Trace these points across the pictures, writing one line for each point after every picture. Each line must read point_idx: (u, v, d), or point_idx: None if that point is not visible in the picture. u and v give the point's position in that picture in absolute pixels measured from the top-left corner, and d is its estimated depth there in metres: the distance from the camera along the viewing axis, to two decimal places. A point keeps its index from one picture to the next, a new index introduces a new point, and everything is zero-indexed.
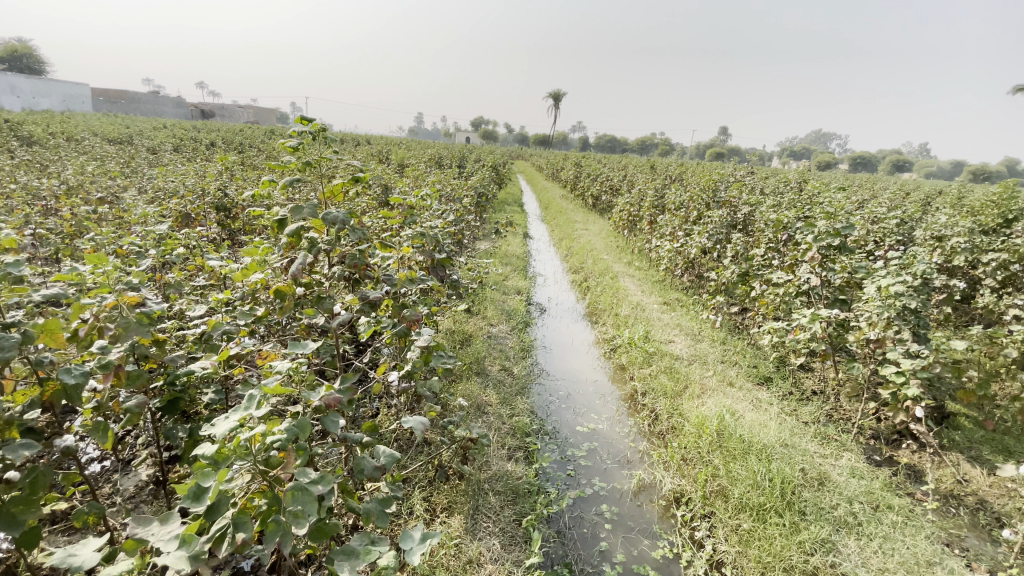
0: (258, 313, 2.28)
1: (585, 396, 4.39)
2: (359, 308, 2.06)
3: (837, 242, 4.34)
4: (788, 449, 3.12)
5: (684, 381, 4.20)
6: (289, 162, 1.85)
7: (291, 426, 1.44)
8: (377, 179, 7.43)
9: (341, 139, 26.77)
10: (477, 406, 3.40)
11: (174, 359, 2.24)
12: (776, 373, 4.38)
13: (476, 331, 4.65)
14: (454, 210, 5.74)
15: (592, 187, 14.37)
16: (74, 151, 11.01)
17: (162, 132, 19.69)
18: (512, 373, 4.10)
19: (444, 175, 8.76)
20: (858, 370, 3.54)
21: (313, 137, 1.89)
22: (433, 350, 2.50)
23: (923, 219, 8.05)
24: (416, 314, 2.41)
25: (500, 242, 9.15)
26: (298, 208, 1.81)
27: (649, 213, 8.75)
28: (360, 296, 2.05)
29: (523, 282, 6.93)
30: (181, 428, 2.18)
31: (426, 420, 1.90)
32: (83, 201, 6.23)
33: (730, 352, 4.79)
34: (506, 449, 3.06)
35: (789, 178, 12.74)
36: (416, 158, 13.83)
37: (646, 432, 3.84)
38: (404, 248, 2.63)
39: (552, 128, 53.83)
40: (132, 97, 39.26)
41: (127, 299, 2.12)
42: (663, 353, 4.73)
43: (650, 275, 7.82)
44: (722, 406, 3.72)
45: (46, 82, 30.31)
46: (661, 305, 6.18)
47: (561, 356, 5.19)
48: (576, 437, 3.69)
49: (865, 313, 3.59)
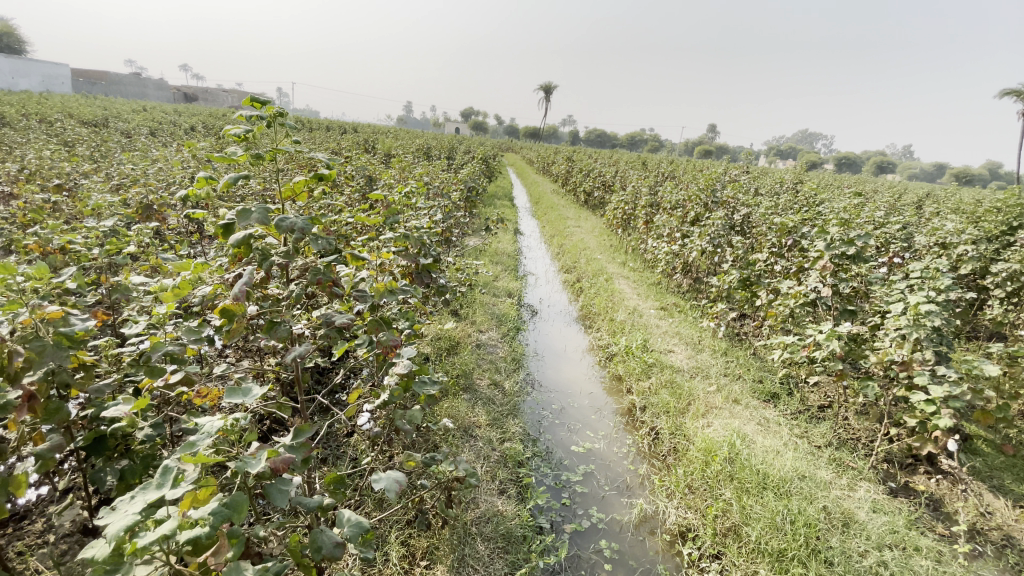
0: (207, 334, 1.94)
1: (581, 410, 4.09)
2: (327, 332, 1.72)
3: (852, 251, 4.07)
4: (806, 483, 2.85)
5: (687, 397, 3.92)
6: (236, 155, 1.48)
7: (221, 506, 1.10)
8: (361, 170, 7.03)
9: (327, 127, 26.11)
10: (464, 430, 3.07)
11: (104, 388, 1.87)
12: (783, 390, 4.12)
13: (464, 340, 4.31)
14: (443, 207, 5.38)
15: (584, 183, 14.05)
16: (43, 133, 10.36)
17: (140, 114, 18.95)
18: (504, 388, 3.76)
19: (433, 168, 8.36)
20: (877, 392, 3.29)
21: (266, 124, 1.51)
22: (414, 375, 2.18)
23: (922, 224, 7.83)
24: (394, 338, 2.07)
25: (489, 239, 8.80)
26: (245, 212, 1.45)
27: (644, 211, 8.45)
28: (327, 319, 1.70)
29: (513, 283, 6.58)
30: (111, 471, 1.82)
31: (402, 475, 1.51)
32: (39, 187, 5.71)
33: (733, 364, 4.51)
34: (497, 482, 2.73)
35: (784, 179, 12.55)
36: (405, 149, 13.34)
37: (646, 454, 3.56)
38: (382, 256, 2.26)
39: (542, 120, 53.27)
40: (110, 77, 37.85)
41: (48, 315, 1.73)
42: (663, 364, 4.45)
43: (645, 276, 7.53)
44: (730, 428, 3.44)
45: (18, 58, 28.97)
46: (659, 310, 5.89)
47: (554, 364, 4.88)
48: (572, 459, 3.38)
49: (888, 332, 3.33)
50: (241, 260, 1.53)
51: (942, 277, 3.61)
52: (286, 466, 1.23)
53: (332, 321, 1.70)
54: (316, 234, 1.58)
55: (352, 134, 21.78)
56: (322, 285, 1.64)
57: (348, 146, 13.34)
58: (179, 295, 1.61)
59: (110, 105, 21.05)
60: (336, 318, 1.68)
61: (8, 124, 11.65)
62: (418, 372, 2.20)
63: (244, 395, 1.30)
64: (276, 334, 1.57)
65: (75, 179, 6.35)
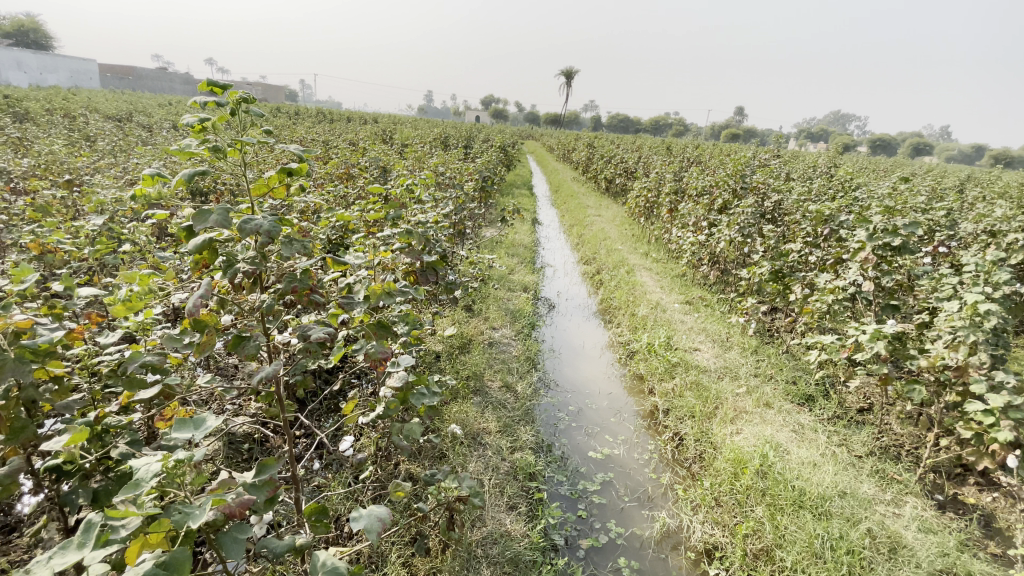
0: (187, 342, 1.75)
1: (599, 412, 3.86)
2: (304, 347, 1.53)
3: (897, 242, 3.71)
4: (847, 501, 2.59)
5: (713, 400, 3.66)
6: (195, 149, 1.30)
7: (157, 569, 0.94)
8: (373, 161, 6.86)
9: (345, 118, 26.21)
10: (473, 437, 2.89)
11: (76, 402, 1.75)
12: (818, 392, 3.82)
13: (476, 338, 4.12)
14: (454, 198, 5.17)
15: (605, 170, 13.65)
16: (67, 128, 10.55)
17: (164, 109, 19.23)
18: (517, 390, 3.56)
19: (449, 157, 8.16)
20: (925, 398, 2.98)
21: (228, 112, 1.32)
22: (411, 386, 2.00)
23: (969, 209, 7.28)
24: (386, 350, 1.87)
25: (506, 230, 8.57)
26: (202, 214, 1.26)
27: (668, 199, 8.08)
28: (303, 332, 1.51)
29: (530, 276, 6.36)
30: (83, 492, 1.67)
31: (386, 512, 1.33)
32: (53, 182, 5.71)
33: (764, 363, 4.21)
34: (506, 496, 2.55)
35: (817, 163, 11.94)
36: (422, 138, 13.17)
37: (669, 461, 3.32)
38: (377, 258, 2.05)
39: (563, 107, 52.41)
40: (137, 73, 38.64)
41: (16, 323, 1.60)
42: (688, 363, 4.17)
43: (668, 267, 7.21)
44: (761, 436, 3.17)
45: (50, 57, 29.74)
46: (683, 304, 5.59)
47: (572, 362, 4.66)
48: (589, 467, 3.17)
49: (940, 332, 3.00)
50: (201, 269, 1.36)
51: (1003, 270, 3.24)
52: (242, 511, 1.08)
53: (308, 334, 1.50)
54: (282, 237, 1.38)
55: (371, 125, 21.71)
56: (295, 294, 1.45)
57: (364, 137, 13.23)
58: (131, 310, 1.45)
59: (137, 100, 21.43)
60: (311, 331, 1.49)
61: (35, 119, 11.90)
62: (415, 383, 2.02)
63: (197, 427, 1.14)
64: (243, 352, 1.39)
65: (92, 175, 6.36)
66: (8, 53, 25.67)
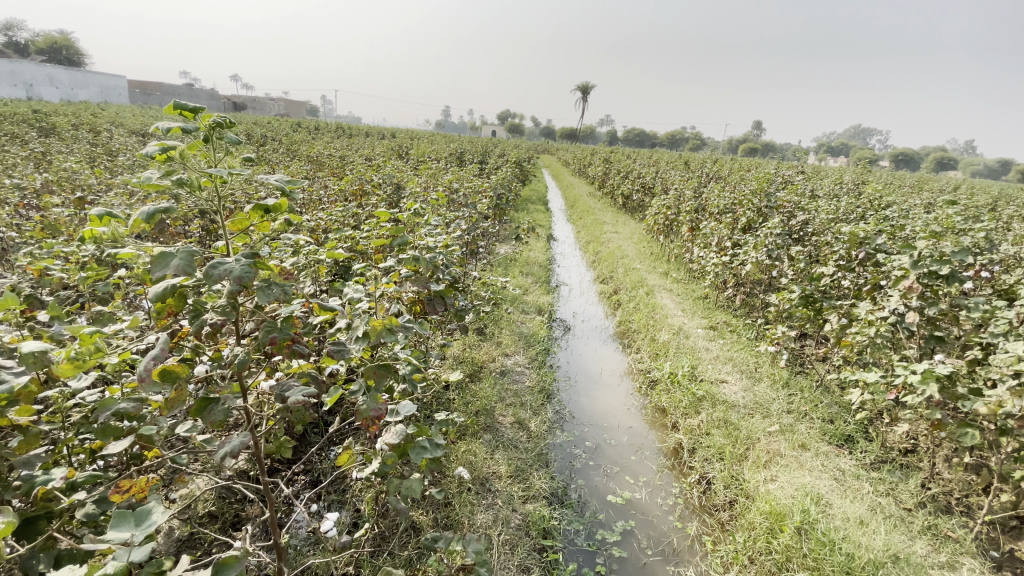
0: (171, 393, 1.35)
1: (619, 450, 3.59)
2: (282, 408, 1.33)
3: (946, 270, 3.40)
4: (901, 568, 2.28)
5: (744, 441, 3.37)
6: (159, 182, 1.14)
7: None
8: (386, 178, 6.75)
9: (362, 132, 26.47)
10: (481, 483, 2.66)
11: (38, 457, 1.52)
12: (859, 433, 3.50)
13: (488, 368, 3.90)
14: (467, 218, 4.99)
15: (622, 185, 13.41)
16: (89, 143, 10.69)
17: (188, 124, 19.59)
18: (530, 426, 3.32)
19: (464, 174, 8.03)
20: (986, 446, 2.67)
21: (200, 139, 1.16)
22: (412, 439, 1.78)
23: (1012, 230, 6.86)
24: (380, 406, 1.67)
25: (521, 247, 8.37)
26: (162, 257, 1.07)
27: (689, 217, 7.82)
28: (281, 393, 1.30)
29: (545, 297, 6.13)
30: (44, 557, 1.37)
31: None
32: (67, 198, 5.69)
33: (797, 398, 3.91)
34: (516, 554, 2.30)
35: (842, 179, 11.55)
36: (437, 154, 13.12)
37: (696, 508, 3.04)
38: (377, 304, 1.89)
39: (580, 122, 52.56)
40: (165, 90, 39.77)
41: None
42: (715, 398, 3.89)
43: (689, 287, 6.93)
44: (799, 486, 2.88)
45: (82, 74, 30.73)
46: (707, 329, 5.29)
47: (589, 391, 4.40)
48: (607, 513, 2.90)
49: (1000, 372, 2.70)
50: (164, 317, 1.18)
51: None
52: None
53: (286, 395, 1.30)
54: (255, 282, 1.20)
55: (387, 140, 21.88)
56: (271, 348, 1.24)
57: (381, 151, 13.24)
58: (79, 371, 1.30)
59: (163, 115, 21.97)
60: (288, 393, 1.29)
61: (61, 134, 12.15)
62: (417, 434, 1.80)
63: (138, 524, 1.01)
64: (210, 418, 1.18)
65: (105, 191, 6.32)
66: (41, 70, 26.61)
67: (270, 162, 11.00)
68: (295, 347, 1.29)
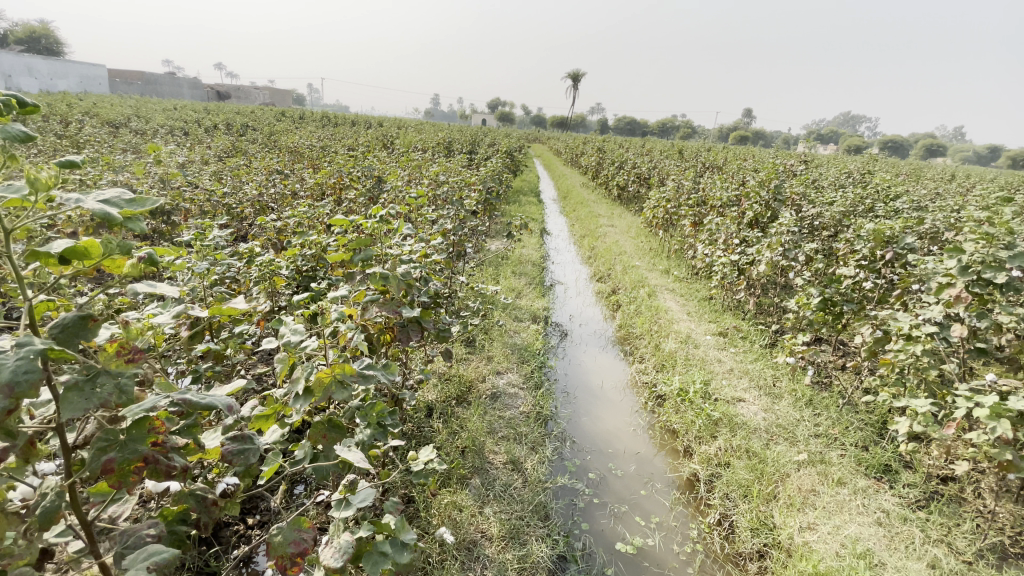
0: None
1: (626, 483, 3.13)
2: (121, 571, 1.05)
3: (1003, 278, 2.97)
4: None
5: (772, 475, 2.95)
6: None
7: None
8: (366, 171, 6.21)
9: (346, 121, 25.66)
10: (467, 548, 2.22)
11: None
12: (899, 463, 3.08)
13: (476, 393, 3.44)
14: (454, 217, 4.50)
15: (617, 176, 12.92)
16: (51, 134, 10.00)
17: (165, 113, 18.74)
18: (524, 464, 2.87)
19: (452, 166, 7.48)
20: None
21: None
22: (366, 541, 1.32)
23: None
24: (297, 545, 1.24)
25: (513, 244, 7.89)
26: None
27: (690, 211, 7.36)
28: (122, 552, 1.05)
29: (538, 300, 5.67)
30: None
31: None
32: None
33: (823, 420, 3.49)
34: None
35: (847, 169, 11.10)
36: (425, 144, 12.52)
37: (720, 558, 2.61)
38: (323, 373, 1.49)
39: (571, 111, 51.84)
40: (144, 78, 38.42)
41: None
42: (733, 420, 3.45)
43: (693, 286, 6.49)
44: (843, 540, 2.47)
45: (58, 61, 29.44)
46: (716, 336, 4.86)
47: (590, 408, 3.95)
48: (617, 568, 2.45)
49: None
50: None
51: None
52: None
53: (125, 564, 0.98)
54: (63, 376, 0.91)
55: (374, 128, 21.15)
56: (107, 480, 0.93)
57: (365, 141, 12.64)
58: None
59: (138, 104, 21.21)
60: (126, 565, 0.97)
61: (24, 126, 11.42)
62: (372, 532, 1.34)
63: None
64: None
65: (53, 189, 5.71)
66: (9, 57, 25.45)
67: (248, 153, 10.35)
68: (150, 470, 0.97)
